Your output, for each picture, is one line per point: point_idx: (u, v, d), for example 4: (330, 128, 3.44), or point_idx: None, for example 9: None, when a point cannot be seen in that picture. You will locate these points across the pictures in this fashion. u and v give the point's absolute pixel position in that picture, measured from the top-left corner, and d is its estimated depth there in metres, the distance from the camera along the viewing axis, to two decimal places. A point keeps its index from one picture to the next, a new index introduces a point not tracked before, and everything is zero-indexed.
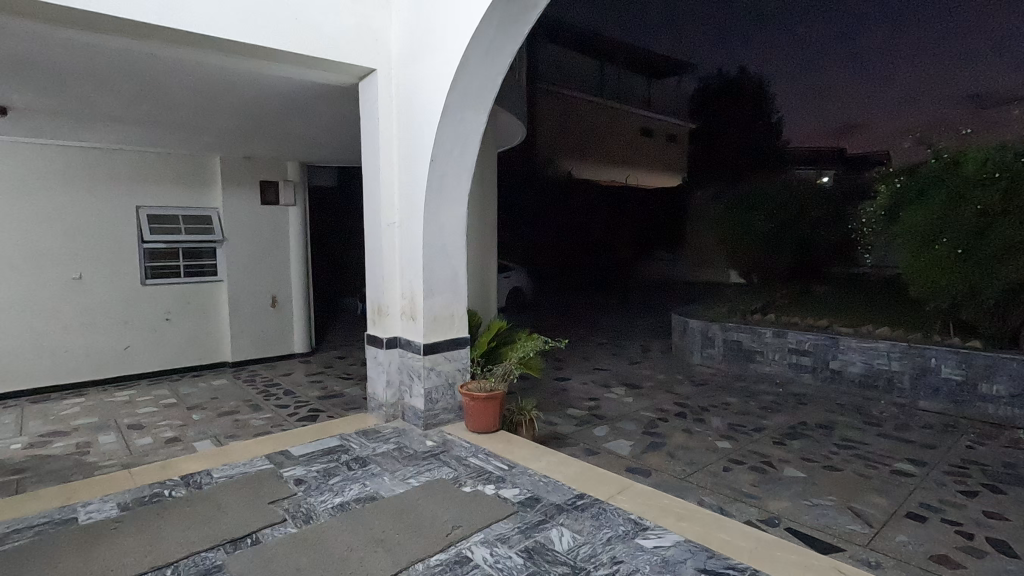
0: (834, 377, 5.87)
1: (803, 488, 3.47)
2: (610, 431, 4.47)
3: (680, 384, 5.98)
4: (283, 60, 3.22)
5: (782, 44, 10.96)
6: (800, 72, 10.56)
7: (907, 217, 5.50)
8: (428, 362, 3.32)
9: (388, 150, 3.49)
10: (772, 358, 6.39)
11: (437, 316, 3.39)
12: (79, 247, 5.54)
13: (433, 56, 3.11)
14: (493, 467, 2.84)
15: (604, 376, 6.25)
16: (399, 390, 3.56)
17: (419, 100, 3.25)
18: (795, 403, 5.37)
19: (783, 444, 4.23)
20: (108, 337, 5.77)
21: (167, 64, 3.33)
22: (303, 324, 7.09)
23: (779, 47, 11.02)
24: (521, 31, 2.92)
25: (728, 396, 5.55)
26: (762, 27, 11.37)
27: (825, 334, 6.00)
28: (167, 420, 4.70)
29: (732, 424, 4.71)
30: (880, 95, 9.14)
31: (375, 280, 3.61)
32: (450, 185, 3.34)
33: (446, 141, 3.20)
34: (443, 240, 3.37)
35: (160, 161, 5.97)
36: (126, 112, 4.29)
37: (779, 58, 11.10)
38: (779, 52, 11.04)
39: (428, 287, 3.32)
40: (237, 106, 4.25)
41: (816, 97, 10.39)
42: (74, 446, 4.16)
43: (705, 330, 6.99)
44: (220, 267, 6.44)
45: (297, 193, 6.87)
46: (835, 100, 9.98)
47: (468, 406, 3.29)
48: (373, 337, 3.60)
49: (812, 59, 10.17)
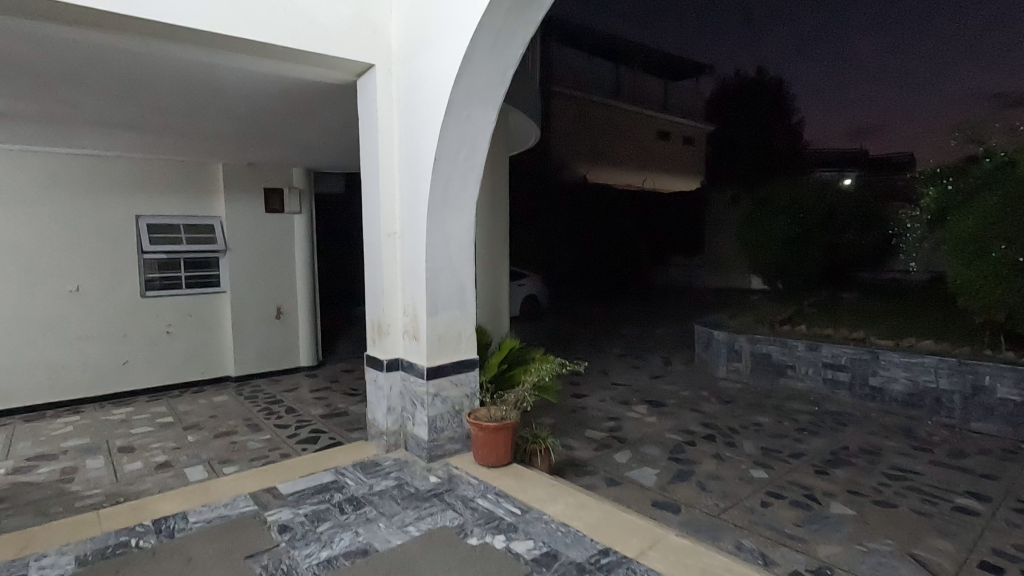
0: (875, 395, 5.44)
1: (855, 529, 3.08)
2: (632, 457, 4.12)
3: (705, 401, 5.59)
4: (266, 53, 2.91)
5: (796, 47, 10.68)
6: (818, 73, 10.26)
7: (956, 223, 5.06)
8: (431, 388, 3.00)
9: (387, 154, 3.17)
10: (805, 373, 5.98)
11: (442, 336, 3.06)
12: (76, 257, 5.34)
13: (437, 47, 2.79)
14: (504, 511, 2.49)
15: (624, 392, 5.88)
16: (400, 417, 3.22)
17: (420, 99, 2.95)
18: (833, 423, 4.95)
19: (826, 474, 3.84)
20: (107, 352, 5.56)
21: (150, 62, 3.07)
22: (310, 335, 6.82)
23: (794, 48, 10.75)
24: (534, 18, 2.60)
25: (759, 415, 5.15)
26: (778, 29, 11.11)
27: (864, 348, 5.58)
28: (160, 442, 4.44)
29: (766, 448, 4.32)
30: (901, 95, 8.93)
31: (374, 293, 3.28)
32: (457, 190, 3.02)
33: (450, 143, 2.88)
34: (448, 251, 3.06)
35: (159, 167, 5.74)
36: (115, 116, 4.06)
37: (797, 58, 10.72)
38: (794, 53, 10.75)
39: (431, 304, 3.00)
40: (229, 110, 4.05)
41: (835, 97, 10.11)
42: (60, 471, 3.91)
43: (730, 342, 6.60)
44: (223, 278, 6.20)
45: (303, 201, 6.62)
46: (860, 99, 9.61)
47: (476, 436, 2.95)
48: (373, 358, 3.28)
49: (831, 57, 9.82)
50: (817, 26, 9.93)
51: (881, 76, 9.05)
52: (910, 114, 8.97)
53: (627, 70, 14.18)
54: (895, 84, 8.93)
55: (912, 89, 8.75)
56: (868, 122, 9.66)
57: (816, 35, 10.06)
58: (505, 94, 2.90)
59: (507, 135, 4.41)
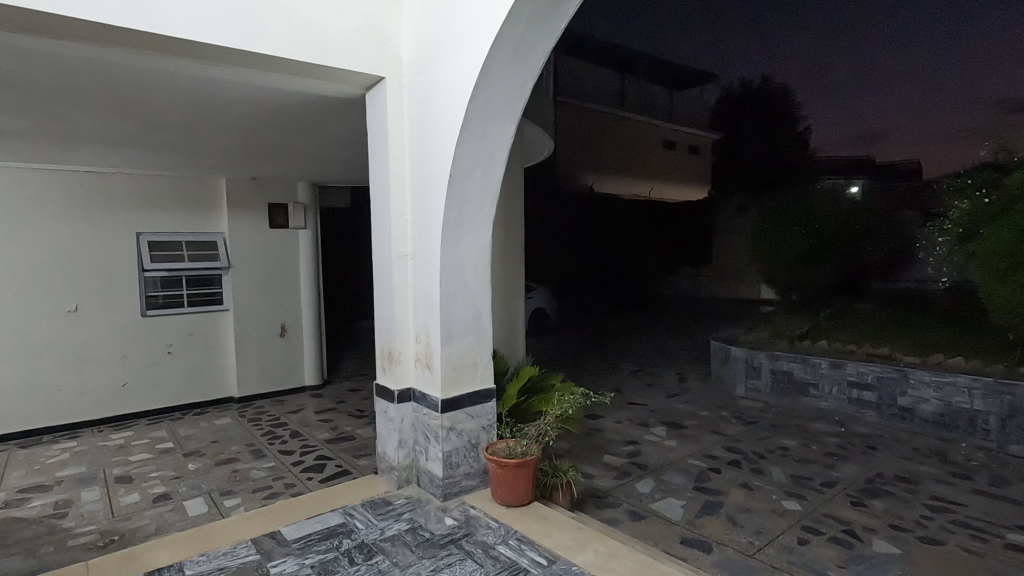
0: (903, 416, 5.21)
1: (904, 571, 2.85)
2: (655, 487, 3.90)
3: (726, 423, 5.37)
4: (272, 66, 2.75)
5: (797, 55, 10.70)
6: (819, 82, 10.24)
7: (989, 236, 4.87)
8: (446, 421, 2.81)
9: (397, 172, 2.99)
10: (828, 392, 5.76)
11: (457, 365, 2.87)
12: (74, 275, 5.18)
13: (452, 59, 2.61)
14: (528, 562, 2.29)
15: (641, 412, 5.67)
16: (412, 451, 3.03)
17: (434, 114, 2.77)
18: (863, 447, 4.72)
19: (863, 505, 3.61)
20: (107, 373, 5.39)
21: (147, 76, 2.92)
22: (314, 353, 6.63)
23: (795, 57, 10.75)
24: (556, 27, 2.43)
25: (783, 438, 4.92)
26: (779, 37, 11.09)
27: (891, 366, 5.36)
28: (160, 471, 4.25)
29: (796, 475, 4.10)
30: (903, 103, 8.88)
31: (384, 319, 3.10)
32: (472, 210, 2.84)
33: (466, 160, 2.70)
34: (463, 275, 2.87)
35: (161, 182, 5.60)
36: (113, 133, 3.91)
37: (801, 67, 10.58)
38: (796, 62, 10.75)
39: (445, 332, 2.81)
40: (231, 125, 3.89)
41: (837, 105, 10.06)
42: (53, 505, 3.72)
43: (749, 359, 6.37)
44: (226, 296, 6.03)
45: (308, 216, 6.47)
46: (868, 106, 9.48)
47: (495, 474, 2.75)
48: (383, 387, 3.08)
49: (832, 66, 9.82)
50: (820, 33, 9.93)
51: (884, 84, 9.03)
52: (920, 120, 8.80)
53: (632, 79, 14.07)
54: (904, 90, 8.79)
55: (921, 95, 8.59)
56: (877, 128, 9.50)
57: (821, 44, 9.96)
58: (524, 108, 2.73)
59: (522, 150, 4.24)
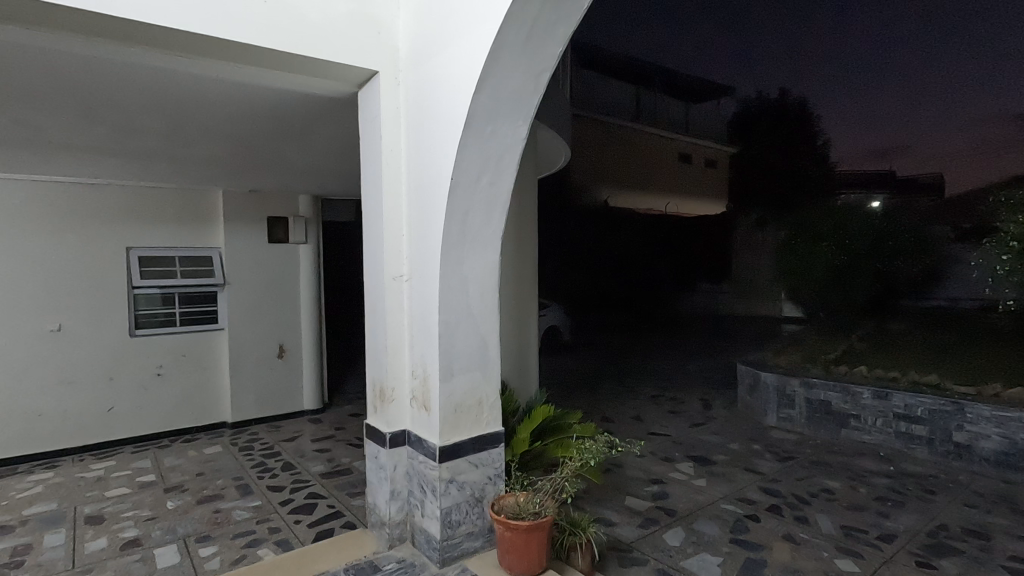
0: (960, 454, 4.68)
1: None
2: (687, 538, 3.41)
3: (760, 459, 4.85)
4: (248, 58, 2.40)
5: (808, 66, 10.52)
6: (830, 92, 9.97)
7: None
8: (446, 473, 2.38)
9: (392, 181, 2.60)
10: (872, 425, 5.24)
11: (458, 406, 2.45)
12: (57, 294, 4.87)
13: (456, 45, 2.22)
14: None
15: (663, 445, 5.19)
16: (407, 504, 2.62)
17: (434, 111, 2.38)
18: (919, 490, 4.19)
19: (931, 567, 3.10)
20: (89, 398, 5.04)
21: (107, 71, 2.58)
22: (314, 376, 6.25)
23: (807, 68, 10.57)
24: (578, 8, 2.03)
25: (826, 477, 4.42)
26: (790, 46, 10.90)
27: (944, 399, 4.85)
28: (135, 510, 3.86)
29: (846, 525, 3.60)
30: (917, 116, 8.58)
31: (375, 349, 2.68)
32: (477, 224, 2.44)
33: (470, 166, 2.30)
34: (466, 299, 2.46)
35: (154, 195, 5.29)
36: (85, 138, 3.57)
37: (814, 77, 10.38)
38: (808, 73, 10.60)
39: (446, 368, 2.40)
40: (214, 129, 3.52)
41: (850, 116, 9.67)
42: (12, 550, 3.34)
43: (781, 386, 5.88)
44: (221, 313, 5.69)
45: (309, 230, 6.12)
46: (886, 119, 9.06)
47: (503, 539, 2.30)
48: (373, 429, 2.67)
49: (844, 76, 9.58)
50: (830, 41, 9.79)
51: (896, 95, 8.76)
52: (935, 132, 8.46)
53: (648, 92, 13.93)
54: (923, 102, 8.43)
55: (941, 107, 8.24)
56: (892, 142, 9.10)
57: (836, 54, 9.70)
58: (540, 104, 2.34)
59: (536, 158, 3.87)
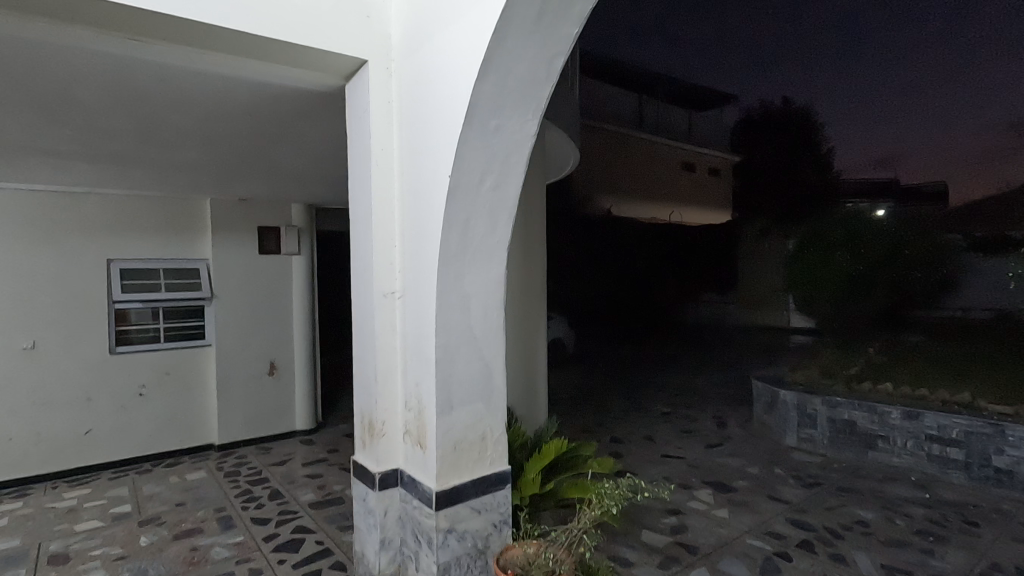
0: (1001, 480, 4.33)
1: None
2: None
3: (784, 485, 4.51)
4: (215, 44, 2.09)
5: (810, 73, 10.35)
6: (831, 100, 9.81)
7: None
8: (444, 522, 2.06)
9: (383, 185, 2.30)
10: (901, 446, 4.89)
11: (459, 444, 2.13)
12: (31, 308, 4.57)
13: (456, 27, 1.92)
14: None
15: (678, 468, 4.85)
16: (400, 554, 2.30)
17: (432, 106, 2.08)
18: (961, 521, 3.85)
19: None
20: (65, 421, 4.71)
21: (59, 63, 2.29)
22: (308, 394, 5.93)
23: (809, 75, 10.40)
24: None
25: (858, 507, 4.07)
26: (792, 54, 10.73)
27: (981, 420, 4.50)
28: (105, 547, 3.52)
29: (888, 565, 3.25)
30: (916, 124, 8.36)
31: (364, 376, 2.36)
32: (480, 234, 2.13)
33: (472, 168, 2.00)
34: (467, 319, 2.14)
35: (137, 203, 5.00)
36: (49, 140, 3.27)
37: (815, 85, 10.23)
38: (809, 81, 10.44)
39: (444, 400, 2.09)
40: (194, 131, 3.25)
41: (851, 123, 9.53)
42: None
43: (802, 404, 5.54)
44: (209, 329, 5.37)
45: (303, 240, 5.83)
46: (888, 125, 8.83)
47: None
48: (362, 467, 2.35)
49: (843, 85, 9.44)
50: (830, 48, 9.64)
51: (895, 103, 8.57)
52: (935, 141, 8.22)
53: (651, 100, 13.72)
54: (922, 108, 8.21)
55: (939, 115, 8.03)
56: (893, 150, 8.88)
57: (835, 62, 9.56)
58: (551, 95, 2.04)
59: (544, 161, 3.57)
